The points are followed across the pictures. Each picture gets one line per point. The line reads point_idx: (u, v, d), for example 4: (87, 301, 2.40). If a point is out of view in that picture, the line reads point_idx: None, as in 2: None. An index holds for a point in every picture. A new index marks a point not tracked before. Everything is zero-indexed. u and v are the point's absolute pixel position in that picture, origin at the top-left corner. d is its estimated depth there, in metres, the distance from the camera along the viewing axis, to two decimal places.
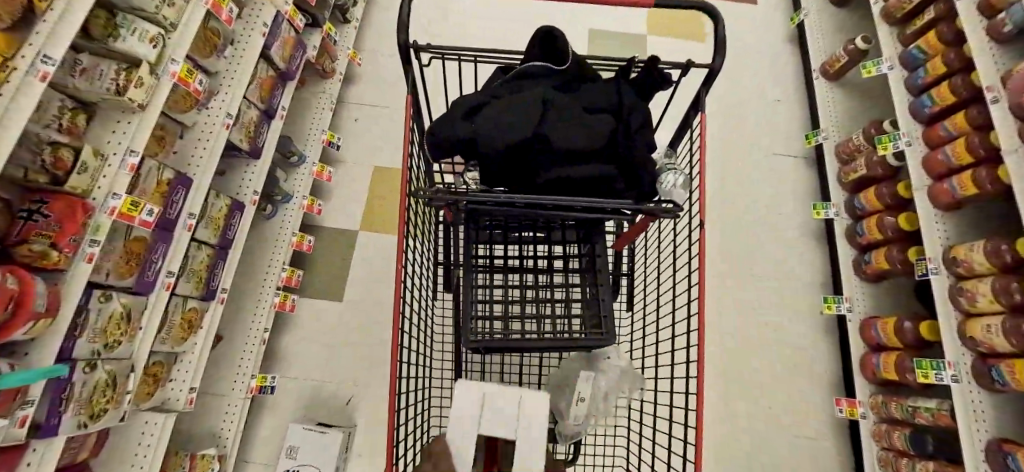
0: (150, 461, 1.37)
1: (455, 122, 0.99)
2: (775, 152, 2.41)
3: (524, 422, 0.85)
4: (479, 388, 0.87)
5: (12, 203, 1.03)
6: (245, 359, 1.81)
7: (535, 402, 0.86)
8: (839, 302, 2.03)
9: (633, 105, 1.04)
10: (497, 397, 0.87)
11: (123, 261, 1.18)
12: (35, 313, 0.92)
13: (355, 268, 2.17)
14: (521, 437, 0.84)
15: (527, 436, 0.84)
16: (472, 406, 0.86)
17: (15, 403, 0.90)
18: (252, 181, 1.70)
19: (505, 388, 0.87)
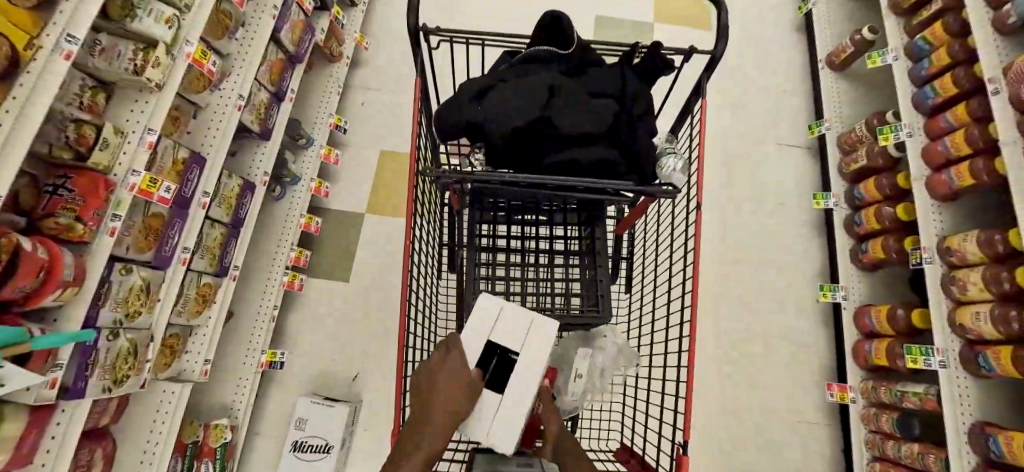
0: (168, 427, 1.45)
1: (463, 106, 1.02)
2: (778, 142, 2.43)
3: (530, 336, 1.06)
4: (498, 305, 1.07)
5: (37, 178, 1.08)
6: (255, 335, 1.87)
7: (542, 324, 1.07)
8: (835, 290, 2.06)
9: (636, 92, 1.08)
10: (512, 314, 1.07)
11: (141, 236, 1.23)
12: (63, 282, 0.98)
13: (361, 249, 2.22)
14: (524, 346, 1.05)
15: (529, 346, 1.05)
16: (489, 317, 1.06)
17: (47, 365, 0.96)
18: (262, 162, 1.74)
19: (519, 309, 1.08)
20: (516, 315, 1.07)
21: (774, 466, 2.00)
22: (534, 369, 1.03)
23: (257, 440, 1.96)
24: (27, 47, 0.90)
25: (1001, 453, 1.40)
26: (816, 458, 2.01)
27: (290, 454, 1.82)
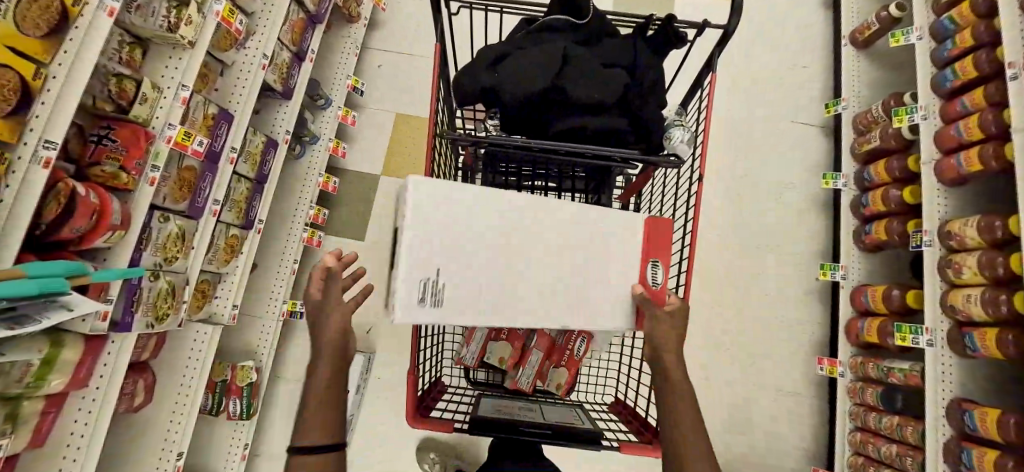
0: (202, 364, 1.59)
1: (480, 72, 1.07)
2: (793, 120, 2.42)
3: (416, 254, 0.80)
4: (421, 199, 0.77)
5: (83, 128, 1.17)
6: (278, 284, 1.99)
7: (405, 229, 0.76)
8: (835, 269, 2.11)
9: (648, 63, 1.10)
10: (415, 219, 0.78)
11: (177, 187, 1.32)
12: (112, 225, 1.08)
13: (377, 209, 2.30)
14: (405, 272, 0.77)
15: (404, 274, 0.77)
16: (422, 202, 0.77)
17: (100, 298, 1.08)
18: (284, 120, 1.80)
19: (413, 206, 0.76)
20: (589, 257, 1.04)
21: (759, 431, 2.12)
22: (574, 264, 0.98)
23: (279, 384, 2.12)
24: (76, 4, 0.96)
25: (976, 427, 1.48)
26: (801, 426, 2.12)
27: None
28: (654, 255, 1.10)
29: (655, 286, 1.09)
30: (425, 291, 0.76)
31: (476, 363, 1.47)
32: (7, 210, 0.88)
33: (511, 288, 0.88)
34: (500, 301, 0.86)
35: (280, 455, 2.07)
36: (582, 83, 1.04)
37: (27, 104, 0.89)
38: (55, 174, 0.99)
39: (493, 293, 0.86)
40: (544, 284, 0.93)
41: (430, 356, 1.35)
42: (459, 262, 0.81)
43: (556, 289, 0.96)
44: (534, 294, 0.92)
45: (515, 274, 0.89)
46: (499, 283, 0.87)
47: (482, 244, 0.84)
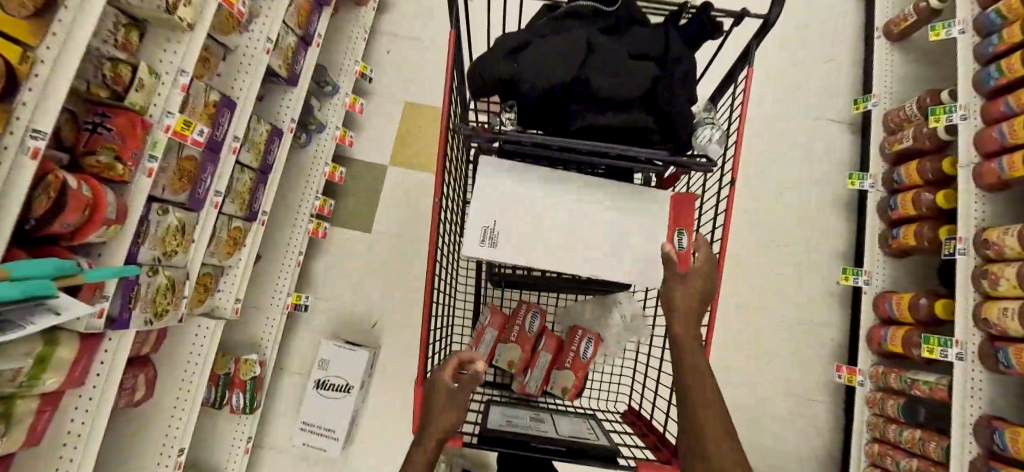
0: (204, 359, 1.56)
1: (497, 61, 0.98)
2: (819, 116, 2.31)
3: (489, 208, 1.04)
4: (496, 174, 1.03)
5: (77, 115, 1.11)
6: (282, 277, 1.95)
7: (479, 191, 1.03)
8: (858, 274, 2.03)
9: (680, 54, 1.00)
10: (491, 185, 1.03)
11: (176, 177, 1.26)
12: (106, 220, 1.03)
13: (384, 201, 2.24)
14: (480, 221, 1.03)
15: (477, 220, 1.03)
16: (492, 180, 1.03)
17: (95, 296, 1.04)
18: (290, 108, 1.73)
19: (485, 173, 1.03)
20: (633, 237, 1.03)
21: (771, 437, 2.07)
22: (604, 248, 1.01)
23: (283, 376, 2.10)
24: None
25: (1006, 448, 1.41)
26: (814, 433, 2.07)
27: (313, 390, 1.97)
28: (680, 222, 1.04)
29: (684, 251, 1.02)
30: (484, 235, 1.00)
31: (484, 366, 1.40)
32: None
33: (570, 243, 1.02)
34: (557, 250, 1.02)
35: (282, 448, 2.06)
36: (608, 77, 0.95)
37: (13, 91, 0.83)
38: (44, 165, 0.94)
39: (548, 245, 1.02)
40: (603, 243, 1.03)
41: (437, 361, 1.29)
42: (514, 217, 1.02)
43: (615, 250, 1.03)
44: (592, 250, 1.03)
45: (573, 231, 1.03)
46: (552, 237, 1.02)
47: (525, 209, 1.02)
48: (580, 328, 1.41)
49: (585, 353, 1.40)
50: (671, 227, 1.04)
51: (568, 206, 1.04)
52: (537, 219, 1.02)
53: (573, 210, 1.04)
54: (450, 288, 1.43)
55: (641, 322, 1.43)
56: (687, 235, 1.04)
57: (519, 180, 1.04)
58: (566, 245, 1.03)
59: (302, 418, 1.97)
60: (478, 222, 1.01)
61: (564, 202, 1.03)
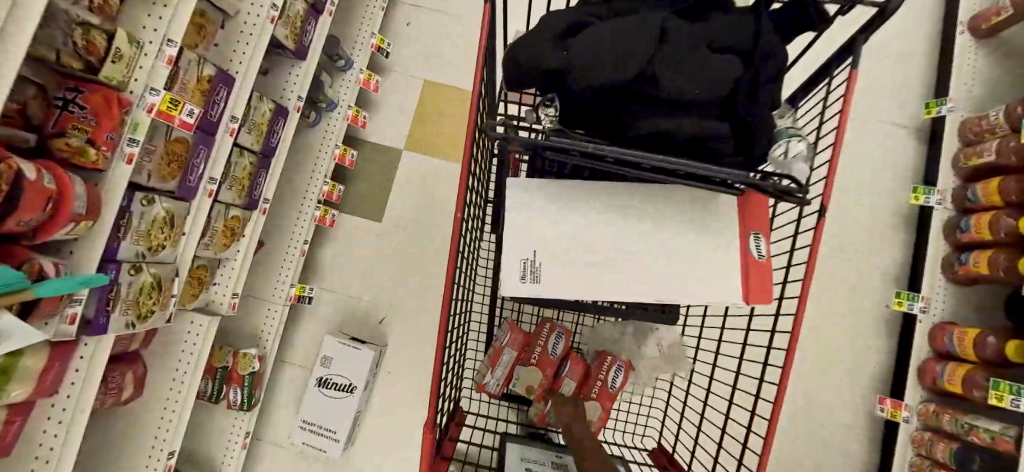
0: (196, 360, 1.44)
1: (543, 44, 0.76)
2: (882, 118, 2.06)
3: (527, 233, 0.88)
4: (528, 193, 0.88)
5: (45, 87, 0.93)
6: (286, 267, 1.81)
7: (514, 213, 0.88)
8: (913, 300, 1.83)
9: (775, 45, 0.78)
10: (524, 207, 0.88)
11: (164, 162, 1.11)
12: (76, 215, 0.88)
13: (397, 188, 2.08)
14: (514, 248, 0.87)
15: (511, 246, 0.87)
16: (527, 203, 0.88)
17: (61, 304, 0.91)
18: (297, 84, 1.56)
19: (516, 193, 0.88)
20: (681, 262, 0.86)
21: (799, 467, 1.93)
22: (655, 266, 0.86)
23: (284, 369, 2.00)
24: None
25: None
26: (847, 466, 1.92)
27: (315, 388, 1.86)
28: (754, 225, 0.89)
29: (759, 262, 0.88)
30: (525, 269, 0.86)
31: (499, 392, 1.25)
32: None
33: (613, 266, 0.86)
34: (601, 273, 0.86)
35: (284, 443, 1.97)
36: (685, 74, 0.74)
37: None
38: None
39: (592, 270, 0.86)
40: (648, 256, 0.86)
41: (450, 388, 1.14)
42: (560, 244, 0.86)
43: (664, 263, 0.86)
44: (636, 272, 0.86)
45: (615, 252, 0.86)
46: (592, 257, 0.86)
47: (565, 231, 0.87)
48: (609, 354, 1.26)
49: (614, 382, 1.25)
50: (745, 233, 0.88)
51: (608, 220, 0.87)
52: (582, 241, 0.87)
53: (612, 225, 0.87)
54: (467, 302, 1.27)
55: (678, 353, 1.31)
56: (762, 241, 0.90)
57: (560, 203, 0.88)
58: (607, 264, 0.86)
59: (303, 417, 1.87)
60: (517, 255, 0.87)
61: (616, 227, 0.87)
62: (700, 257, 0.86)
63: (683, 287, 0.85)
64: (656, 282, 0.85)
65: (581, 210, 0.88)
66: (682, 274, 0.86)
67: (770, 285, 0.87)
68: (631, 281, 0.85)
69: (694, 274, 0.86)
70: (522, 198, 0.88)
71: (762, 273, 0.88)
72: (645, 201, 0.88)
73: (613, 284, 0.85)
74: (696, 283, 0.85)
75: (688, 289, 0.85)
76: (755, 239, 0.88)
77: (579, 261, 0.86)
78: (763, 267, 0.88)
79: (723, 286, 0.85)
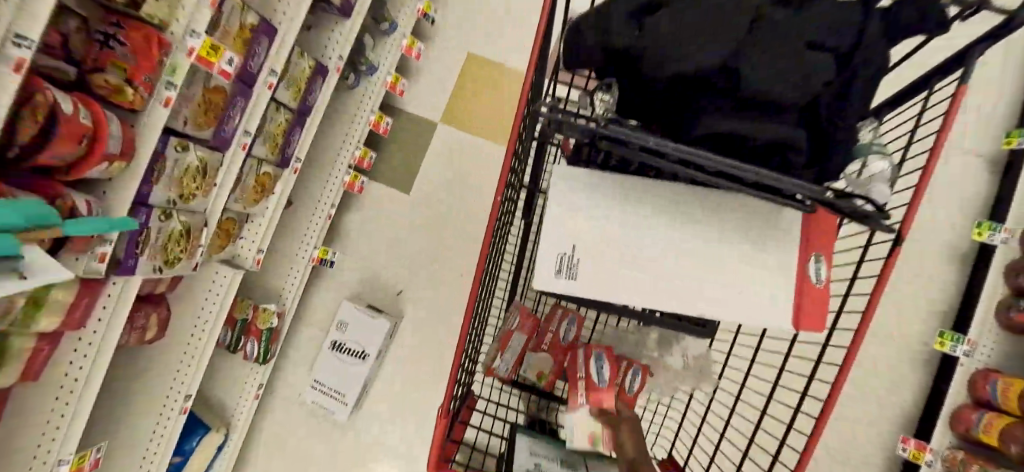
0: (218, 310, 1.46)
1: (614, 22, 0.68)
2: (955, 140, 1.90)
3: (569, 226, 0.79)
4: (578, 187, 0.80)
5: (88, 20, 0.91)
6: (312, 228, 1.81)
7: (559, 204, 0.80)
8: (958, 342, 1.73)
9: (876, 45, 0.68)
10: (571, 199, 0.80)
11: (200, 109, 1.08)
12: (109, 155, 0.86)
13: (427, 161, 2.04)
14: (552, 241, 0.79)
15: (551, 239, 0.79)
16: (575, 195, 0.80)
17: (91, 241, 0.91)
18: (339, 44, 1.52)
19: (565, 185, 0.80)
20: (741, 284, 0.78)
21: None
22: (710, 285, 0.78)
23: (300, 328, 2.02)
24: None
25: None
26: None
27: (328, 350, 1.88)
28: (817, 246, 0.82)
29: (819, 291, 0.81)
30: (561, 265, 0.78)
31: (509, 375, 1.21)
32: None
33: (640, 268, 0.78)
34: (621, 271, 0.78)
35: (293, 399, 2.01)
36: (774, 70, 0.65)
37: None
38: (34, 80, 0.77)
39: (619, 272, 0.78)
40: (669, 256, 0.79)
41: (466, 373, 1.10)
42: (606, 247, 0.79)
43: (687, 266, 0.79)
44: (658, 273, 0.78)
45: (635, 251, 0.78)
46: (616, 255, 0.78)
47: (617, 232, 0.79)
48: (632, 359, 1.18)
49: (632, 386, 1.16)
50: (806, 255, 0.81)
51: (625, 215, 0.80)
52: (636, 246, 0.79)
53: (631, 221, 0.80)
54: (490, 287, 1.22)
55: (705, 365, 1.26)
56: (823, 265, 0.82)
57: (610, 202, 0.80)
58: (621, 260, 0.78)
59: (314, 376, 1.89)
60: (553, 248, 0.79)
61: (670, 235, 0.80)
62: (718, 262, 0.79)
63: (699, 292, 0.78)
64: (672, 282, 0.78)
65: (633, 213, 0.80)
66: (703, 278, 0.78)
67: (825, 313, 0.80)
68: (655, 283, 0.77)
69: (710, 278, 0.78)
70: (568, 190, 0.80)
71: (819, 301, 0.81)
72: (697, 206, 0.80)
73: (633, 285, 0.77)
74: (720, 290, 0.78)
75: (702, 291, 0.78)
76: (818, 264, 0.81)
77: (626, 266, 0.78)
78: (822, 295, 0.81)
79: (745, 292, 0.78)
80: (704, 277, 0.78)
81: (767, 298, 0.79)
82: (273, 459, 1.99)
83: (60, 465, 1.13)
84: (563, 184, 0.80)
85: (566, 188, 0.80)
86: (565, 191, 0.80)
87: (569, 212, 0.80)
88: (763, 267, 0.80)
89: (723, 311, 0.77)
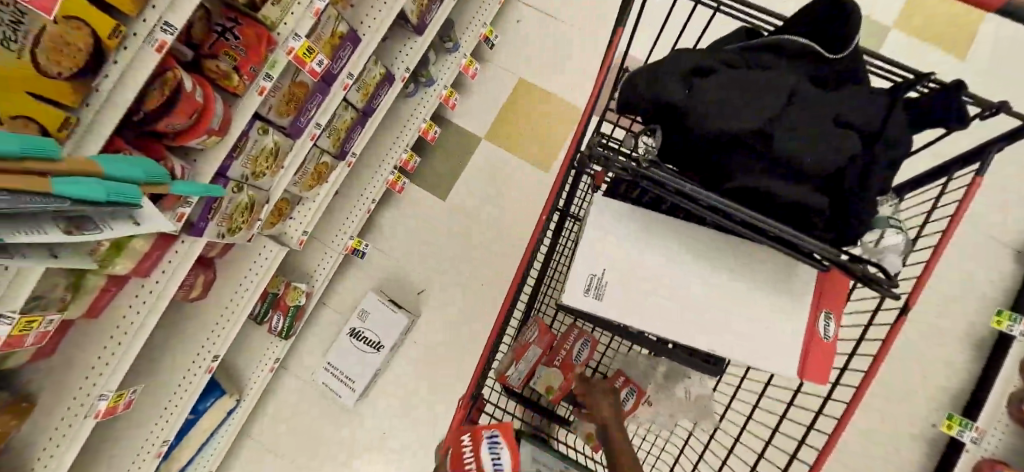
0: (259, 280, 1.57)
1: (666, 79, 0.77)
2: (988, 229, 1.92)
3: (603, 250, 0.86)
4: (616, 216, 0.88)
5: (211, 14, 1.05)
6: (353, 219, 1.93)
7: (595, 229, 0.87)
8: (966, 427, 1.71)
9: (900, 130, 0.76)
10: (607, 227, 0.87)
11: (284, 100, 1.22)
12: (210, 129, 0.99)
13: (467, 172, 2.15)
14: (585, 262, 0.86)
15: (584, 260, 0.86)
16: (613, 223, 0.87)
17: (177, 202, 1.01)
18: (408, 57, 1.66)
19: (603, 213, 0.88)
20: (761, 324, 0.84)
21: None
22: (734, 322, 0.83)
23: (323, 310, 2.13)
24: None
25: None
26: None
27: (346, 336, 1.97)
28: (826, 304, 0.87)
29: (824, 345, 0.85)
30: (591, 283, 0.85)
31: (521, 385, 1.27)
32: (119, 73, 0.79)
33: (667, 296, 0.84)
34: (647, 297, 0.84)
35: (306, 377, 2.10)
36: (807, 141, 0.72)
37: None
38: (167, 61, 0.91)
39: (646, 298, 0.84)
40: (695, 288, 0.85)
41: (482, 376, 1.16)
42: (636, 276, 0.85)
43: (713, 297, 0.85)
44: (684, 303, 0.84)
45: (662, 280, 0.85)
46: (645, 282, 0.85)
47: (648, 263, 0.86)
48: (623, 375, 1.26)
49: (624, 403, 1.25)
50: (817, 311, 0.86)
51: (655, 248, 0.87)
52: (667, 280, 0.85)
53: (661, 254, 0.87)
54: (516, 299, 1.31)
55: (708, 404, 1.30)
56: (831, 322, 0.87)
57: (643, 236, 0.87)
58: (650, 289, 0.85)
59: (329, 359, 1.98)
60: (585, 269, 0.86)
61: (698, 271, 0.86)
62: (740, 296, 0.85)
63: (723, 325, 0.83)
64: (698, 312, 0.84)
65: (663, 247, 0.87)
66: (727, 311, 0.84)
67: (832, 365, 0.84)
68: (680, 312, 0.84)
69: (733, 312, 0.84)
70: (603, 217, 0.88)
71: (827, 354, 0.85)
72: (730, 252, 0.87)
73: (658, 311, 0.84)
74: (744, 324, 0.84)
75: (725, 324, 0.83)
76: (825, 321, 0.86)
77: (652, 293, 0.85)
78: (829, 349, 0.86)
79: (772, 328, 0.84)
80: (725, 308, 0.84)
81: (788, 336, 0.83)
82: (281, 434, 2.07)
83: (99, 400, 1.16)
84: (600, 212, 0.88)
85: (602, 216, 0.88)
86: (601, 219, 0.88)
87: (604, 238, 0.87)
88: (788, 313, 0.84)
89: (744, 345, 0.82)
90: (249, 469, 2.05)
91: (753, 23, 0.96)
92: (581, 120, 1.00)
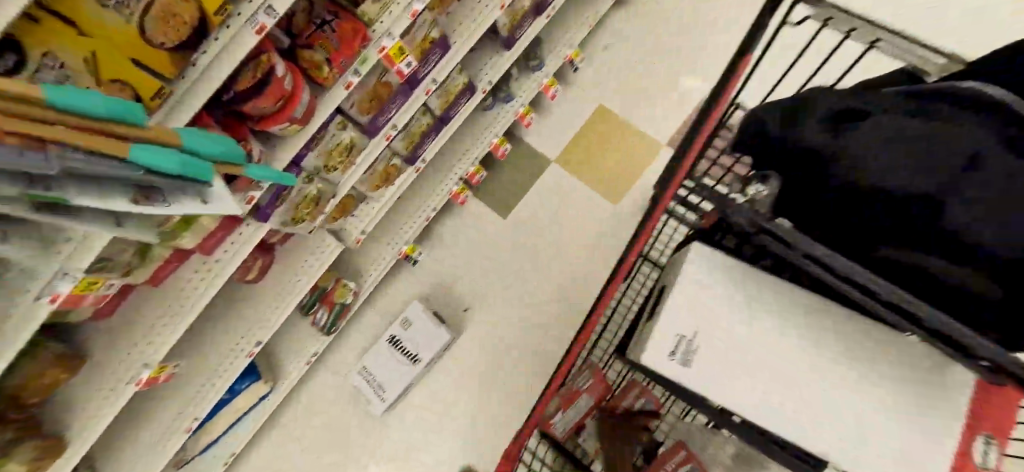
0: (313, 272, 1.57)
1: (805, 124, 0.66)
2: None
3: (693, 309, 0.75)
4: (710, 271, 0.77)
5: (314, 5, 1.06)
6: (411, 225, 1.90)
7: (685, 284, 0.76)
8: None
9: None
10: (701, 282, 0.76)
11: (366, 98, 1.21)
12: (293, 118, 0.97)
13: (532, 194, 2.08)
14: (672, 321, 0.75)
15: (670, 318, 0.75)
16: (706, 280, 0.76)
17: (249, 185, 1.01)
18: (492, 70, 1.63)
19: (697, 266, 0.77)
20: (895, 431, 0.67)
21: None
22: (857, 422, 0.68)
23: (368, 311, 2.10)
24: None
25: None
26: None
27: (385, 343, 1.92)
28: (988, 426, 0.67)
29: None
30: (677, 346, 0.73)
31: (566, 436, 1.18)
32: (218, 50, 0.79)
33: (768, 365, 0.71)
34: (743, 363, 0.72)
35: (340, 376, 2.07)
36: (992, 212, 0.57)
37: None
38: (265, 44, 0.91)
39: (741, 364, 0.72)
40: (806, 362, 0.71)
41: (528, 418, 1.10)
42: (730, 345, 0.72)
43: (830, 378, 0.69)
44: (788, 376, 0.70)
45: (763, 344, 0.72)
46: (741, 343, 0.72)
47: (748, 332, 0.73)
48: (684, 450, 1.07)
49: None
50: (971, 431, 0.67)
51: (760, 306, 0.74)
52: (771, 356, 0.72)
53: (767, 314, 0.73)
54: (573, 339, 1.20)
55: None
56: (991, 449, 0.67)
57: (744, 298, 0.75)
58: (746, 351, 0.72)
59: (364, 364, 1.93)
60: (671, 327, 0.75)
61: (814, 350, 0.71)
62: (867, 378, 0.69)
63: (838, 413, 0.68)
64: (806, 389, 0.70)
65: (769, 315, 0.73)
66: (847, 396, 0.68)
67: None
68: (783, 386, 0.70)
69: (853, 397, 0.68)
70: (697, 271, 0.77)
71: None
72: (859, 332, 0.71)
73: (755, 380, 0.71)
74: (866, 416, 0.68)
75: (842, 413, 0.68)
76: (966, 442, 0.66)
77: (749, 369, 0.71)
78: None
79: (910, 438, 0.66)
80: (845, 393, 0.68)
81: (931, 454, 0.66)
82: (308, 430, 2.04)
83: (144, 369, 1.16)
84: (694, 266, 0.77)
85: (695, 270, 0.77)
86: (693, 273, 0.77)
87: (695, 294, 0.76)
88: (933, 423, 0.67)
89: (863, 443, 0.67)
90: (270, 459, 2.03)
91: (920, 58, 0.77)
92: (687, 152, 0.88)
